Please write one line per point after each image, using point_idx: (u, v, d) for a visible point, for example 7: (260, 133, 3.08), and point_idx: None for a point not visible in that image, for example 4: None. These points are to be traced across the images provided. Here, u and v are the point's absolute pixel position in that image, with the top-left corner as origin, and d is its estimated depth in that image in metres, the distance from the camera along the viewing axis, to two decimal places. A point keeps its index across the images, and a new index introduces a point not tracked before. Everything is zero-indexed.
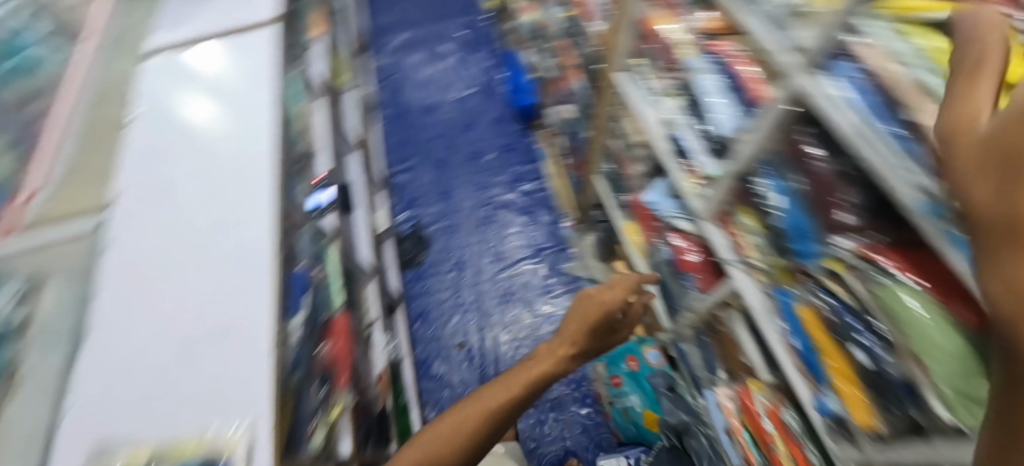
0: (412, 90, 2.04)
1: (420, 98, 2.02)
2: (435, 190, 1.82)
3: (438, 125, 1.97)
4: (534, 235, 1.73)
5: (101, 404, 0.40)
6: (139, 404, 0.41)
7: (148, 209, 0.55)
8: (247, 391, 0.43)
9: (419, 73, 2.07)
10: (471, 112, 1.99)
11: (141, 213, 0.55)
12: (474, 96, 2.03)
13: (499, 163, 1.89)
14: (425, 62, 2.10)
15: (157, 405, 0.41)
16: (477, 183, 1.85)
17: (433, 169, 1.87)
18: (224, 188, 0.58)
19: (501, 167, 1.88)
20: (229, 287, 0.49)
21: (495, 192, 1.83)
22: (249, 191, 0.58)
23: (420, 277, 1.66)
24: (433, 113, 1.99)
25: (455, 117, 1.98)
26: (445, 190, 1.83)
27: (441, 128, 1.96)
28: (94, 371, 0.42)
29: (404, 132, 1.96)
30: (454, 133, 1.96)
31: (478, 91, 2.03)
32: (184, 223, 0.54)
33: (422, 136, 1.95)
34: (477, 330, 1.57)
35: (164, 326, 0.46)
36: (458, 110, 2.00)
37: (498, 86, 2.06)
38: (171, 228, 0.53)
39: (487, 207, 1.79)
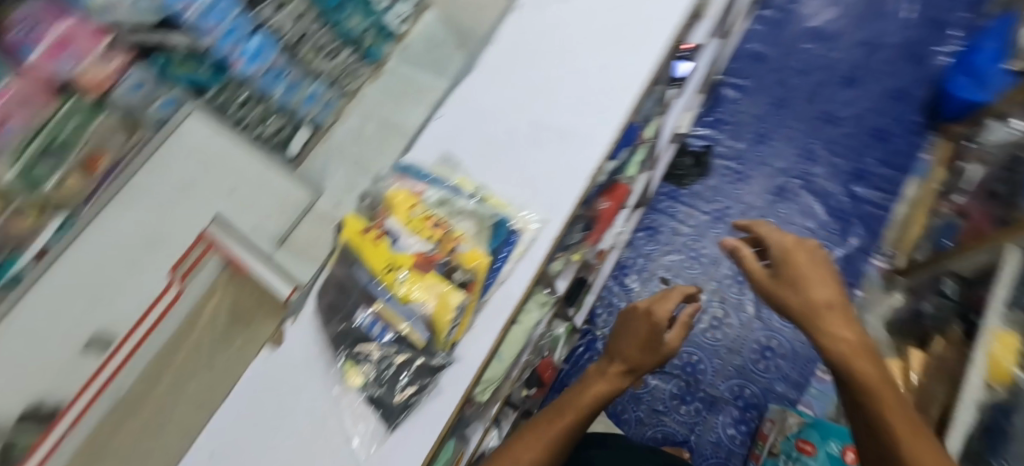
0: (819, 0, 1.63)
1: (822, 14, 1.62)
2: (751, 130, 1.56)
3: (818, 57, 1.58)
4: (820, 243, 1.40)
5: (454, 137, 0.78)
6: (505, 176, 0.73)
7: (559, 45, 0.80)
8: (554, 203, 0.70)
9: None
10: (872, 69, 1.54)
11: (553, 47, 0.80)
12: (893, 53, 1.55)
13: (854, 144, 1.49)
14: None
15: (514, 178, 0.72)
16: (808, 147, 1.51)
17: (772, 103, 1.57)
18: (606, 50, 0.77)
19: (855, 150, 1.48)
20: (578, 125, 0.73)
21: (821, 171, 1.48)
22: (628, 67, 0.75)
23: (674, 196, 1.54)
24: (824, 41, 1.60)
25: (849, 62, 1.56)
26: (766, 134, 1.55)
27: (819, 63, 1.58)
28: (453, 117, 0.79)
29: (773, 41, 1.62)
30: (831, 77, 1.56)
31: (894, 51, 1.55)
32: (572, 68, 0.77)
33: (792, 60, 1.60)
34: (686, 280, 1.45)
35: (504, 107, 0.78)
36: (859, 56, 1.56)
37: (938, 60, 1.52)
38: (558, 65, 0.78)
39: (795, 180, 1.48)
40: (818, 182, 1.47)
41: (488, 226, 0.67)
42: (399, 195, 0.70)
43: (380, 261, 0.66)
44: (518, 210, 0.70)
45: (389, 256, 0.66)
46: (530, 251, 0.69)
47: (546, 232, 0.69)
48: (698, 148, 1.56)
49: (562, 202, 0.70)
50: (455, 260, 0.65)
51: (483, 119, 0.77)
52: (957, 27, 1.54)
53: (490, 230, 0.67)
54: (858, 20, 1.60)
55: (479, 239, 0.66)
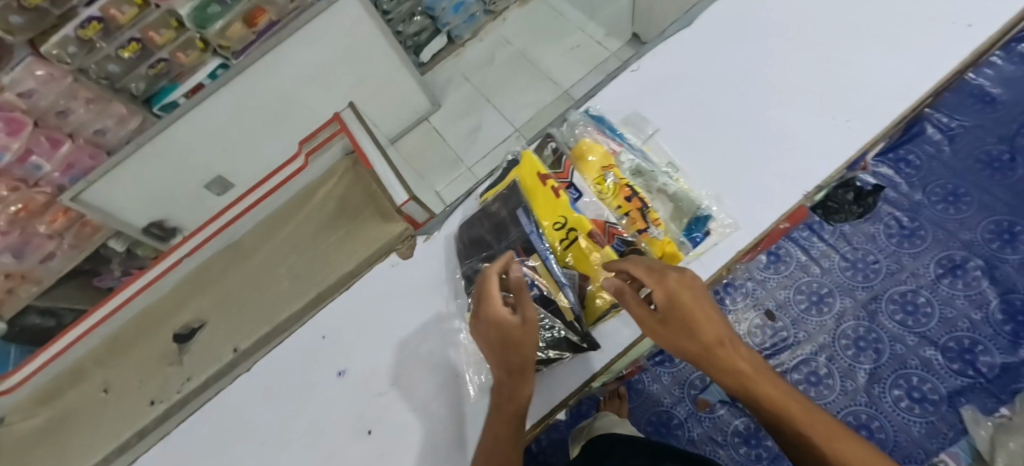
0: None
1: None
2: (937, 186, 1.32)
3: None
4: (977, 340, 1.18)
5: (658, 110, 0.80)
6: (704, 167, 0.75)
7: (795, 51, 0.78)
8: (755, 211, 0.71)
9: None
10: None
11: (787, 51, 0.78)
12: None
13: None
14: None
15: (714, 172, 0.74)
16: (1007, 226, 1.25)
17: (981, 162, 1.31)
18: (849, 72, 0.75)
19: None
20: (803, 139, 0.73)
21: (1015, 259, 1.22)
22: (874, 104, 0.72)
23: (816, 229, 1.34)
24: None
25: None
26: (957, 193, 1.30)
27: None
28: (659, 92, 0.81)
29: (1012, 92, 1.35)
30: None
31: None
32: (808, 82, 0.75)
33: None
34: (796, 322, 1.29)
35: (720, 97, 0.78)
36: None
37: None
38: (784, 70, 0.77)
39: (974, 261, 1.24)
40: (1006, 270, 1.21)
41: (688, 217, 0.72)
42: (598, 154, 0.77)
43: (551, 216, 0.73)
44: (714, 208, 0.72)
45: (567, 213, 0.72)
46: (709, 252, 0.71)
47: (734, 239, 0.70)
48: (868, 187, 1.34)
49: (762, 215, 0.70)
50: (641, 241, 0.72)
51: (698, 103, 0.79)
52: None
53: (687, 221, 0.72)
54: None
55: (676, 220, 0.74)
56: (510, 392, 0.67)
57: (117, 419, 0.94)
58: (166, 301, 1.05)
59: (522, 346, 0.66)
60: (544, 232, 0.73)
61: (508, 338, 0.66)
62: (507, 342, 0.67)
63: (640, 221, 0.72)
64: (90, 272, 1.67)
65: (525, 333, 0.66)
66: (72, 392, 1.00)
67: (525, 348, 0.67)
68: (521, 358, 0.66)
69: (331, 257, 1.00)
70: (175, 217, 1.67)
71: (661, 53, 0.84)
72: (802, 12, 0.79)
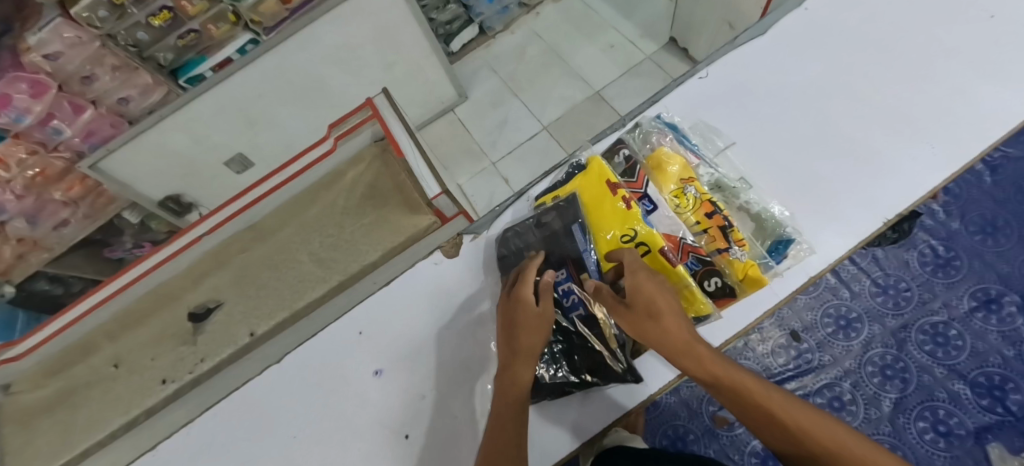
0: None
1: None
2: (974, 217, 1.29)
3: None
4: (1006, 377, 1.16)
5: (735, 128, 0.82)
6: (780, 188, 0.77)
7: (869, 82, 0.81)
8: (830, 238, 0.74)
9: None
10: None
11: (863, 82, 0.81)
12: None
13: None
14: None
15: (791, 194, 0.77)
16: None
17: (1021, 193, 1.29)
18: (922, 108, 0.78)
19: None
20: (879, 169, 0.76)
21: None
22: (950, 143, 0.76)
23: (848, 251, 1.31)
24: None
25: None
26: (995, 223, 1.28)
27: None
28: (737, 112, 0.83)
29: None
30: None
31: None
32: (884, 117, 0.79)
33: None
34: (821, 345, 1.26)
35: (797, 122, 0.80)
36: None
37: None
38: (859, 103, 0.80)
39: (1008, 295, 1.21)
40: None
41: (772, 239, 0.74)
42: (684, 180, 0.77)
43: (620, 227, 0.74)
44: (796, 233, 0.73)
45: (640, 227, 0.74)
46: (785, 275, 0.73)
47: (810, 264, 0.73)
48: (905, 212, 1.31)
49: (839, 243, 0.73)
50: (720, 261, 0.73)
51: (775, 126, 0.81)
52: None
53: (769, 241, 0.74)
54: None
55: (756, 239, 0.75)
56: (511, 378, 0.70)
57: (131, 395, 0.89)
58: (180, 276, 0.98)
59: (529, 331, 0.71)
60: (608, 242, 0.76)
61: (518, 320, 0.72)
62: (517, 325, 0.72)
63: (721, 240, 0.73)
64: (101, 242, 1.64)
65: (536, 322, 0.71)
66: (80, 365, 0.94)
67: (535, 333, 0.71)
68: (528, 342, 0.71)
69: (358, 242, 0.97)
70: (193, 193, 1.64)
71: (736, 72, 0.85)
72: (874, 46, 0.83)
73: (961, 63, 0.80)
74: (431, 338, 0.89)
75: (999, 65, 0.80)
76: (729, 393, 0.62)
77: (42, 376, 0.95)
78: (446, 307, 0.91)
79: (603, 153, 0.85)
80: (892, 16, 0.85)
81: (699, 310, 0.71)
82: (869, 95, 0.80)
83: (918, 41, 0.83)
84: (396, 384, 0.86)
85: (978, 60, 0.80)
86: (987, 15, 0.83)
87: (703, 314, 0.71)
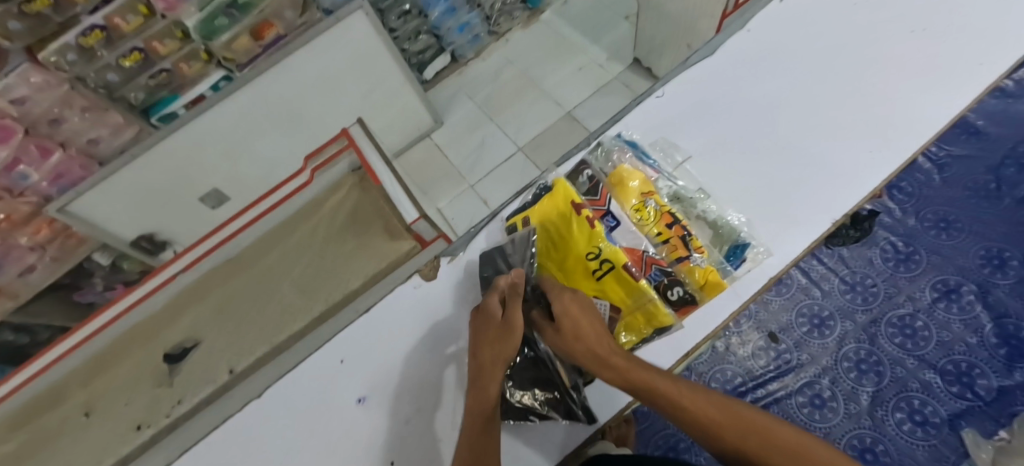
0: None
1: None
2: (928, 214, 1.36)
3: None
4: (971, 363, 1.21)
5: (690, 143, 0.87)
6: (735, 196, 0.82)
7: (814, 93, 0.87)
8: (784, 239, 0.78)
9: None
10: None
11: (808, 93, 0.87)
12: None
13: None
14: None
15: (745, 201, 0.81)
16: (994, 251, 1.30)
17: (968, 189, 1.37)
18: (862, 116, 0.84)
19: None
20: (825, 173, 0.81)
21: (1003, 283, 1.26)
22: (887, 148, 0.82)
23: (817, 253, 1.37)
24: None
25: None
26: (949, 219, 1.35)
27: None
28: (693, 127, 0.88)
29: (995, 123, 1.42)
30: None
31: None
32: (828, 126, 0.84)
33: (1012, 150, 1.38)
34: (799, 344, 1.30)
35: (745, 135, 0.86)
36: None
37: None
38: (805, 114, 0.85)
39: (967, 285, 1.28)
40: (996, 295, 1.26)
41: (727, 243, 0.77)
42: (640, 190, 0.82)
43: (586, 244, 0.78)
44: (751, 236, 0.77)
45: (603, 243, 0.77)
46: (744, 279, 0.77)
47: (769, 265, 0.77)
48: (864, 212, 1.38)
49: (792, 244, 0.77)
50: (680, 270, 0.77)
51: (726, 139, 0.86)
52: None
53: (726, 247, 0.78)
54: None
55: (715, 247, 0.79)
56: (484, 386, 0.71)
57: (104, 442, 0.86)
58: (158, 315, 0.97)
59: (499, 342, 0.72)
60: (575, 257, 0.79)
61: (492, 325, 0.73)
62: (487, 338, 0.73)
63: (682, 249, 0.77)
64: (70, 286, 1.59)
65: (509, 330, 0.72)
66: (50, 415, 0.90)
67: (507, 339, 0.72)
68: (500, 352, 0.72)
69: (337, 268, 0.97)
70: (168, 230, 1.61)
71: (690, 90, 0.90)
72: (815, 60, 0.90)
73: (896, 75, 0.87)
74: (416, 363, 0.89)
75: (928, 76, 0.86)
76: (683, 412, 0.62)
77: (10, 428, 0.91)
78: (429, 330, 0.91)
79: (569, 174, 0.89)
80: (833, 31, 0.91)
81: (661, 321, 0.73)
82: (814, 105, 0.86)
83: (857, 55, 0.89)
84: (382, 411, 0.85)
85: (911, 72, 0.87)
86: (917, 29, 0.90)
87: (666, 326, 0.73)
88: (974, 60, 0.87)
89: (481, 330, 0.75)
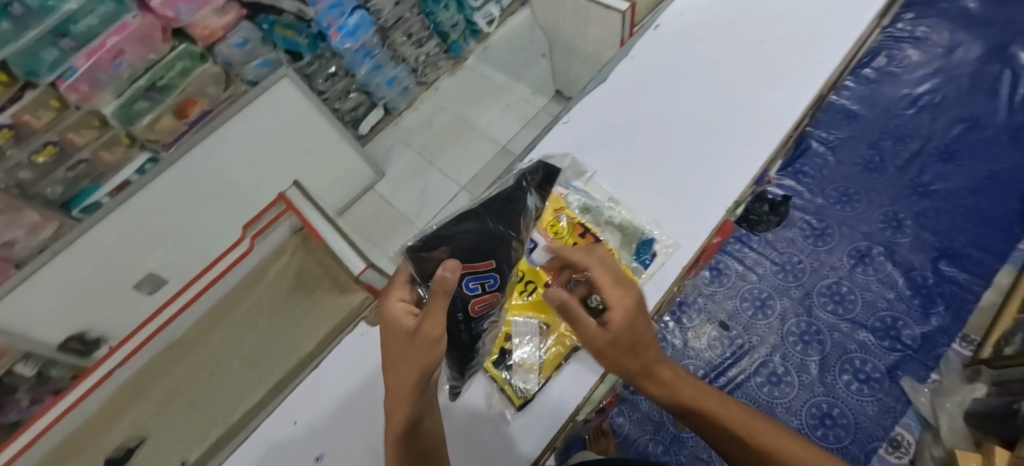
0: (919, 73, 1.63)
1: (918, 86, 1.61)
2: (829, 192, 1.52)
3: (913, 127, 1.57)
4: (894, 316, 1.34)
5: (593, 161, 0.94)
6: (640, 201, 0.89)
7: (695, 108, 0.97)
8: (687, 232, 0.85)
9: (955, 60, 1.62)
10: (970, 146, 1.50)
11: (689, 108, 0.97)
12: (997, 134, 1.50)
13: (943, 218, 1.43)
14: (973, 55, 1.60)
15: (649, 204, 0.89)
16: (890, 214, 1.46)
17: (859, 164, 1.55)
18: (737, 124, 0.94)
19: (944, 226, 1.42)
20: (711, 169, 0.90)
21: (904, 241, 1.42)
22: (760, 139, 0.92)
23: (745, 240, 1.49)
24: (919, 112, 1.58)
25: (945, 135, 1.53)
26: (849, 193, 1.51)
27: (915, 132, 1.56)
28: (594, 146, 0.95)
29: (866, 105, 1.63)
30: (926, 148, 1.53)
31: (996, 131, 1.51)
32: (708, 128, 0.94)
33: (885, 125, 1.59)
34: (747, 329, 1.38)
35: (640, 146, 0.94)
36: (958, 131, 1.53)
37: None
38: (687, 120, 0.95)
39: (876, 248, 1.42)
40: (900, 252, 1.41)
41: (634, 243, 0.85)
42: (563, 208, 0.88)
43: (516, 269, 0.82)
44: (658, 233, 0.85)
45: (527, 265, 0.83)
46: (658, 272, 0.84)
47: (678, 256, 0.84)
48: (778, 198, 1.53)
49: (694, 235, 0.85)
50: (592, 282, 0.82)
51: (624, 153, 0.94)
52: None
53: (635, 246, 0.85)
54: (961, 96, 1.57)
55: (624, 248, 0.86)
56: (398, 405, 0.62)
57: None
58: (91, 422, 0.89)
59: (417, 366, 0.60)
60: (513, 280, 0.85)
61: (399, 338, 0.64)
62: (405, 361, 0.62)
63: None
64: None
65: (430, 340, 0.60)
66: None
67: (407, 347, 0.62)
68: (413, 374, 0.60)
69: (289, 335, 0.98)
70: (102, 326, 1.49)
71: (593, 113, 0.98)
72: (688, 73, 1.01)
73: (763, 83, 0.97)
74: (382, 397, 0.86)
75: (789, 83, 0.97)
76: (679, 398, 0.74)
77: None
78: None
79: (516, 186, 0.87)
80: (699, 47, 1.04)
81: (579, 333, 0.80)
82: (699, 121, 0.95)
83: (726, 68, 1.00)
84: None
85: (775, 80, 0.97)
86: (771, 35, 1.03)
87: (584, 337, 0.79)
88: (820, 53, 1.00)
89: (392, 343, 0.66)
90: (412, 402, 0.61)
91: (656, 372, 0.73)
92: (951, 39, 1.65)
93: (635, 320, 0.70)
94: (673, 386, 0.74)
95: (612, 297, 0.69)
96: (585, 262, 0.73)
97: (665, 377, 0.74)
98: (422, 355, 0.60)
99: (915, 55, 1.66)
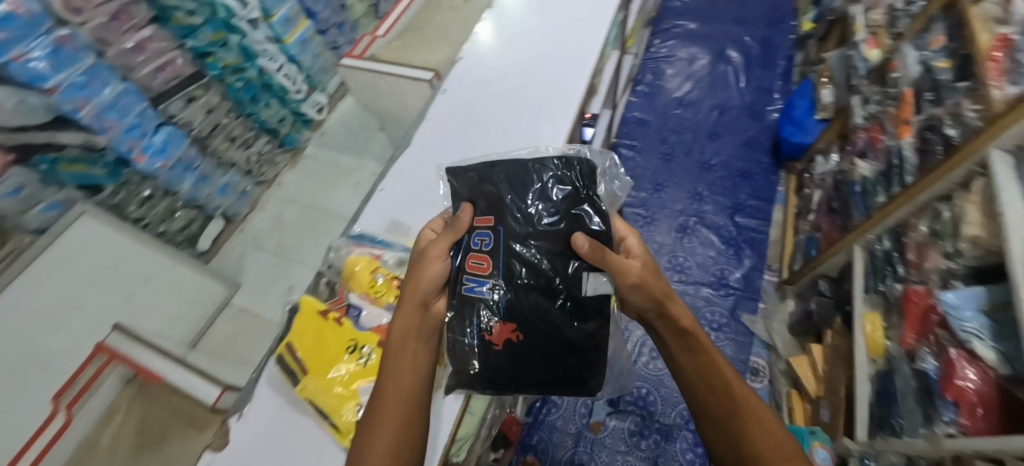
0: (675, 81, 2.07)
1: (679, 90, 2.04)
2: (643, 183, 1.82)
3: (686, 121, 1.96)
4: (722, 269, 1.61)
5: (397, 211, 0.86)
6: None
7: (488, 141, 0.92)
8: None
9: (694, 67, 2.10)
10: (726, 125, 1.93)
11: (483, 142, 0.92)
12: (739, 112, 1.96)
13: (728, 183, 1.79)
14: (705, 61, 2.10)
15: None
16: (693, 191, 1.79)
17: (660, 159, 1.87)
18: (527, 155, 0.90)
19: (730, 189, 1.78)
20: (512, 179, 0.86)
21: (709, 208, 1.74)
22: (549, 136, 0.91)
23: None
24: (686, 109, 1.99)
25: (708, 122, 1.95)
26: (660, 184, 1.81)
27: (688, 125, 1.95)
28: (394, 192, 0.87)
29: (649, 113, 2.00)
30: (699, 135, 1.92)
31: (737, 111, 1.96)
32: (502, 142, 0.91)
33: (667, 125, 1.96)
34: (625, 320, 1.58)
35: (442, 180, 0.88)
36: (714, 117, 1.96)
37: (771, 113, 1.94)
38: (480, 141, 0.92)
39: (692, 220, 1.72)
40: (709, 218, 1.72)
41: None
42: (359, 264, 0.77)
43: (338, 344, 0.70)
44: None
45: (352, 333, 0.71)
46: None
47: None
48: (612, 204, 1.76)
49: None
50: None
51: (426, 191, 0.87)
52: (778, 89, 1.99)
53: None
54: (708, 91, 2.03)
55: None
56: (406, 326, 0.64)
57: None
58: None
59: (416, 288, 0.66)
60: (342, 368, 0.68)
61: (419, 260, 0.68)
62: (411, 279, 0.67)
63: None
64: None
65: (432, 254, 0.66)
66: None
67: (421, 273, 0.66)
68: (416, 291, 0.66)
69: None
70: None
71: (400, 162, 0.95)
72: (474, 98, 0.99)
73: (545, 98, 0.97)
74: None
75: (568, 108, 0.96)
76: (697, 362, 0.60)
77: None
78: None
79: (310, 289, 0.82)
80: (477, 69, 1.03)
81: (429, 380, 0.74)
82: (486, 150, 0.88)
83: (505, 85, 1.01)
84: None
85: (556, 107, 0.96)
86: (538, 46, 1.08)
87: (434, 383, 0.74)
88: (582, 49, 1.06)
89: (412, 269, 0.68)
90: (407, 325, 0.64)
91: (676, 306, 0.62)
92: (688, 53, 2.13)
93: (654, 274, 0.64)
94: (695, 334, 0.61)
95: (635, 246, 0.68)
96: (624, 232, 0.70)
97: (686, 324, 0.62)
98: (425, 270, 0.66)
99: (669, 69, 2.10)
